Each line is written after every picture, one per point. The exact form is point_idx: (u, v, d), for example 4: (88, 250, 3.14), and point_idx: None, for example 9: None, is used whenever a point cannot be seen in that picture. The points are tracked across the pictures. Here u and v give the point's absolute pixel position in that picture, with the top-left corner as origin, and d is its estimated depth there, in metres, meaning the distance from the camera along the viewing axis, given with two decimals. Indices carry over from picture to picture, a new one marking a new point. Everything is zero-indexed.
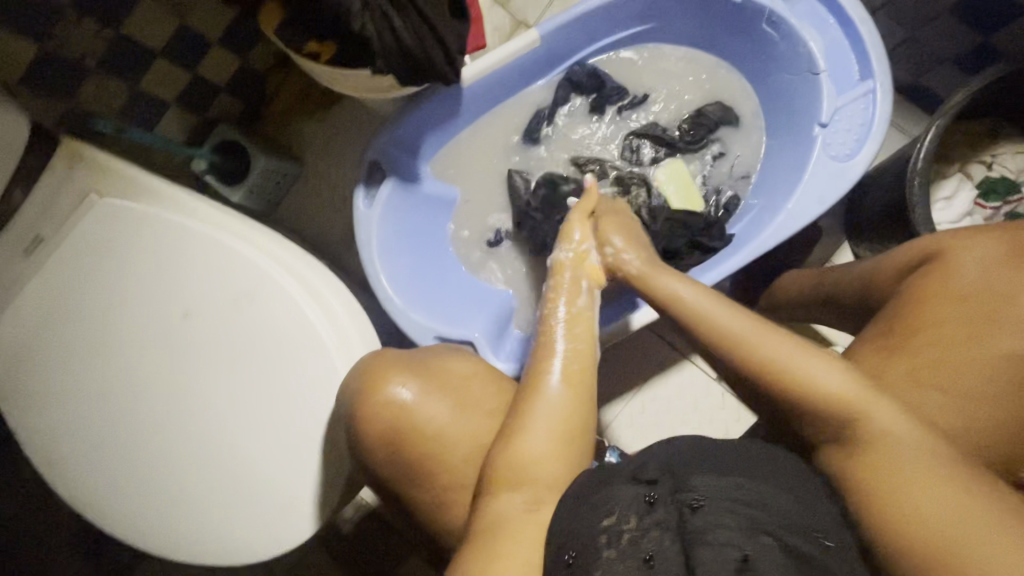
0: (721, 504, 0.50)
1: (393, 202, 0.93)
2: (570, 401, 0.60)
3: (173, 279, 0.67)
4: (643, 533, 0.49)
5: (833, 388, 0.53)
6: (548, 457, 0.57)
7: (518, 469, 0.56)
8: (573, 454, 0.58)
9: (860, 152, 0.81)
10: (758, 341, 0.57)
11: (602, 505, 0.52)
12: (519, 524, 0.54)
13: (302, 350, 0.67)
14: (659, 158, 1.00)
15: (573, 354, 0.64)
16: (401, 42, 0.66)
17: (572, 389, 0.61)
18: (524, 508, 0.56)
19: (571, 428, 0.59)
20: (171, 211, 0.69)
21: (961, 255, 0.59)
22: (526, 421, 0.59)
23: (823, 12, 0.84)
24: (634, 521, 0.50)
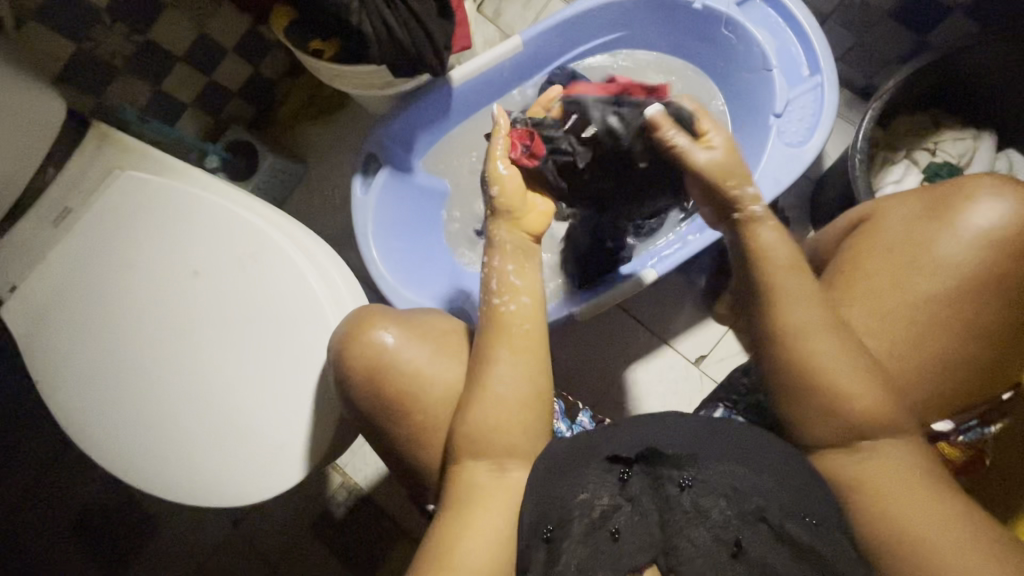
0: (711, 488, 0.54)
1: (386, 189, 1.01)
2: (523, 369, 0.62)
3: (185, 244, 0.75)
4: (617, 506, 0.56)
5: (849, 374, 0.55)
6: (506, 424, 0.60)
7: (484, 437, 0.60)
8: (529, 419, 0.61)
9: (811, 138, 0.89)
10: (804, 323, 0.57)
11: (578, 481, 0.57)
12: (488, 490, 0.59)
13: (298, 306, 0.74)
14: None
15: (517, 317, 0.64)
16: (393, 34, 0.75)
17: (522, 356, 0.63)
18: (490, 472, 0.60)
19: (524, 398, 0.61)
20: (187, 184, 0.77)
21: (886, 213, 0.65)
22: (481, 395, 0.61)
23: (774, 18, 0.94)
24: (607, 498, 0.56)
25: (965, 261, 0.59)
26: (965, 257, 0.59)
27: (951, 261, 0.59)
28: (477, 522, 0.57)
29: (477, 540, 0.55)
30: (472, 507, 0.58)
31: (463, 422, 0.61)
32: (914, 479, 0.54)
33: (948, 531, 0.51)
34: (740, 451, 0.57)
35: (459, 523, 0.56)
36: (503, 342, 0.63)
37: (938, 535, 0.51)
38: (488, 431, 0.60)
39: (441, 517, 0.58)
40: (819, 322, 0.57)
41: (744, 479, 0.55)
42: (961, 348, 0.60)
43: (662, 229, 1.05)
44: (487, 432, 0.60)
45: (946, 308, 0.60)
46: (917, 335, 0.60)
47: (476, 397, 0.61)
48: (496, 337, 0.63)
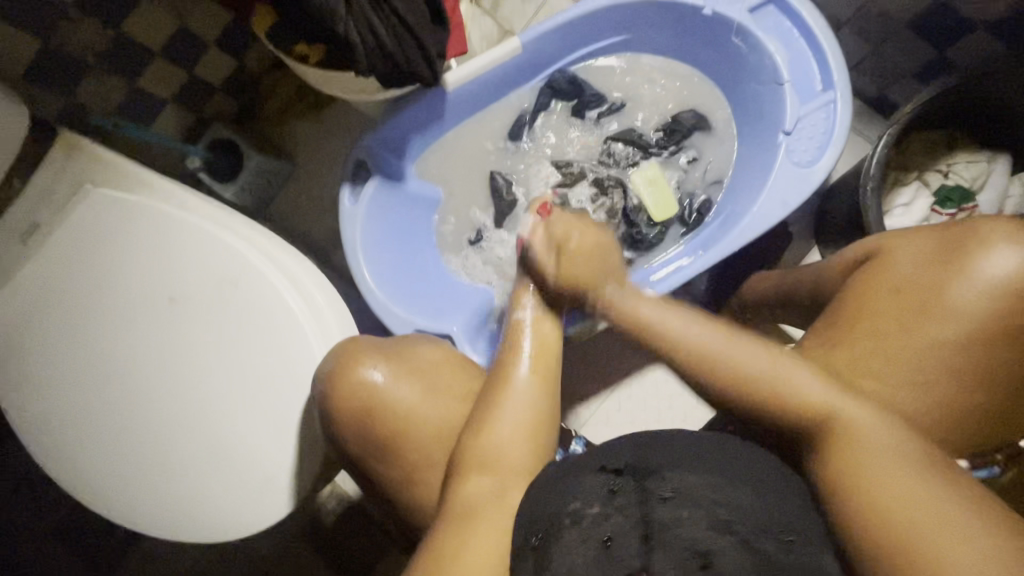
0: (693, 498, 0.50)
1: (377, 199, 0.97)
2: (532, 381, 0.65)
3: (162, 268, 0.71)
4: (608, 516, 0.51)
5: (872, 435, 0.51)
6: (515, 442, 0.61)
7: (486, 459, 0.60)
8: (535, 439, 0.63)
9: (822, 158, 0.85)
10: (719, 354, 0.59)
11: (569, 492, 0.54)
12: (486, 508, 0.58)
13: (282, 336, 0.70)
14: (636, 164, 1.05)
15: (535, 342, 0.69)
16: (382, 45, 0.70)
17: (538, 381, 0.66)
18: (490, 494, 0.59)
19: (533, 418, 0.63)
20: (162, 203, 0.72)
21: (897, 254, 0.62)
22: (493, 413, 0.63)
23: (788, 27, 0.88)
24: (596, 506, 0.52)
25: (980, 310, 0.56)
26: (981, 306, 0.56)
27: (964, 309, 0.56)
28: (473, 540, 0.55)
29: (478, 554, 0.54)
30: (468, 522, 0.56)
31: (471, 439, 0.62)
32: (951, 512, 0.44)
33: (965, 542, 0.42)
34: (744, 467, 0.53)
35: (454, 542, 0.54)
36: (523, 359, 0.67)
37: (962, 553, 0.42)
38: (493, 450, 0.61)
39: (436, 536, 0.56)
40: (741, 349, 0.59)
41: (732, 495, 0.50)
42: (977, 399, 0.57)
43: (663, 242, 1.03)
44: (491, 452, 0.61)
45: (961, 356, 0.56)
46: (927, 383, 0.57)
47: (491, 417, 0.63)
48: (515, 355, 0.68)
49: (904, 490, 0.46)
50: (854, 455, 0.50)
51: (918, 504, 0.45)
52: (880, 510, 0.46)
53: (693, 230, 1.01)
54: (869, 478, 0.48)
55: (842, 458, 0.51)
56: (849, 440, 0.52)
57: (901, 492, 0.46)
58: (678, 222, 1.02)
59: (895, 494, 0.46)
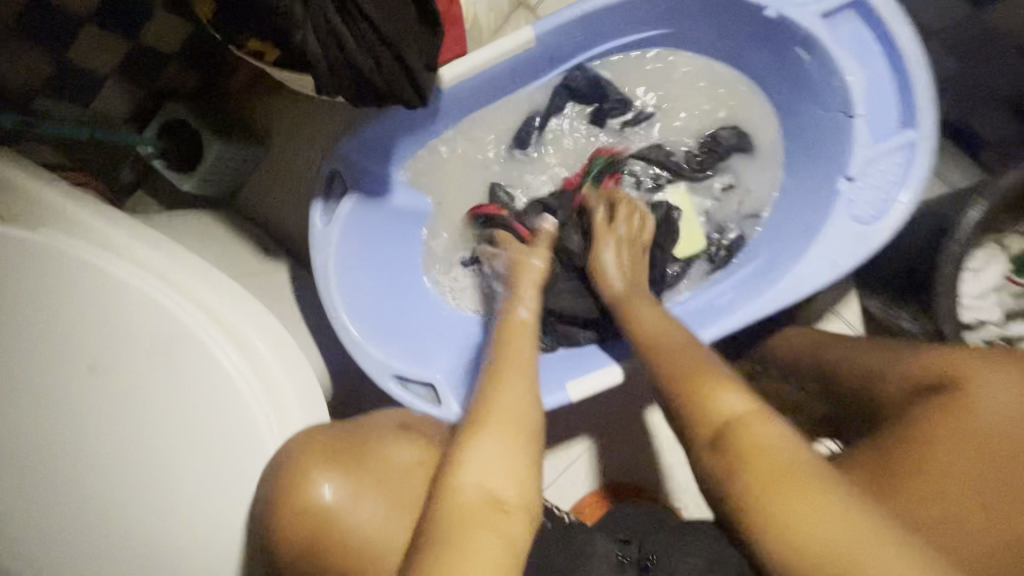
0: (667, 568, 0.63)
1: (354, 219, 0.82)
2: (523, 393, 0.61)
3: (78, 327, 0.57)
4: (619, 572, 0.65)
5: (785, 452, 0.52)
6: (500, 476, 0.55)
7: (463, 513, 0.52)
8: (526, 463, 0.57)
9: (888, 213, 0.70)
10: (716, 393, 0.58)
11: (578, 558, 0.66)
12: (484, 519, 0.52)
13: (224, 417, 0.59)
14: (661, 187, 0.90)
15: (509, 360, 0.65)
16: (351, 62, 0.54)
17: (522, 411, 0.59)
18: (483, 501, 0.54)
19: (511, 443, 0.57)
20: (84, 243, 0.59)
21: (983, 389, 0.58)
22: (466, 447, 0.56)
23: (870, 42, 0.71)
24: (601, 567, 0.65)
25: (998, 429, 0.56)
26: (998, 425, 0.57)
27: (986, 429, 0.57)
28: None
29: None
30: (458, 531, 0.51)
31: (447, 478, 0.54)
32: (840, 529, 0.48)
33: (858, 537, 0.48)
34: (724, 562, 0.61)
35: None
36: (497, 387, 0.61)
37: (871, 555, 0.47)
38: (471, 487, 0.54)
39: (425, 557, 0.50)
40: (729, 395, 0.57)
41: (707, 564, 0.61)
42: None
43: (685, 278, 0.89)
44: (469, 490, 0.54)
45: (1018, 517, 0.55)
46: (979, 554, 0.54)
47: (484, 425, 0.58)
48: (494, 382, 0.62)
49: (830, 527, 0.49)
50: (777, 469, 0.52)
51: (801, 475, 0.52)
52: (784, 482, 0.51)
53: (720, 269, 0.87)
54: (768, 478, 0.52)
55: (761, 462, 0.52)
56: (750, 445, 0.53)
57: (811, 519, 0.49)
58: (705, 259, 0.88)
59: (822, 531, 0.49)
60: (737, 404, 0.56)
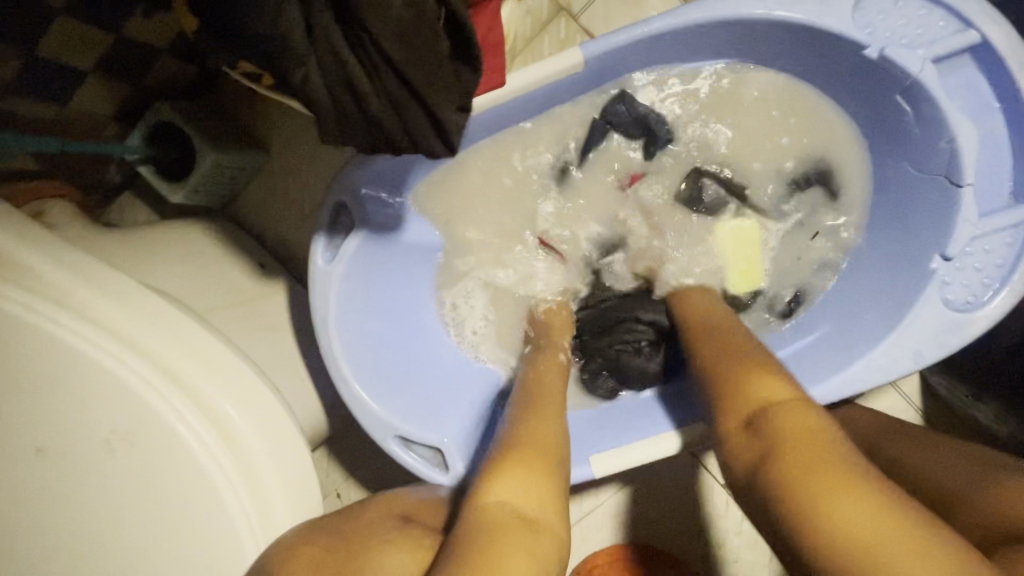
0: None
1: (363, 258, 0.72)
2: (552, 418, 0.62)
3: (22, 405, 0.48)
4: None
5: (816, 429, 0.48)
6: (530, 493, 0.52)
7: (488, 528, 0.48)
8: (552, 482, 0.54)
9: (988, 302, 0.59)
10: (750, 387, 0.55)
11: None
12: (512, 532, 0.48)
13: (196, 516, 0.50)
14: (722, 210, 0.79)
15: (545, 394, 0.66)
16: (363, 108, 0.43)
17: (548, 416, 0.62)
18: (516, 516, 0.49)
19: (542, 460, 0.55)
20: (37, 300, 0.49)
21: None
22: (499, 474, 0.53)
23: (987, 95, 0.59)
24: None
25: None
26: None
27: None
28: None
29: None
30: (486, 553, 0.45)
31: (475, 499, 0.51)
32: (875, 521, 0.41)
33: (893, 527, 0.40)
34: None
35: None
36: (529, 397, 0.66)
37: (889, 522, 0.41)
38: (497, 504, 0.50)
39: (448, 569, 0.45)
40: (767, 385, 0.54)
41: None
42: None
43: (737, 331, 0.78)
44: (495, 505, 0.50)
45: None
46: None
47: (523, 447, 0.57)
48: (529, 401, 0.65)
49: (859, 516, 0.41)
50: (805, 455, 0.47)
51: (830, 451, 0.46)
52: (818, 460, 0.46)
53: (779, 325, 0.76)
54: (796, 455, 0.47)
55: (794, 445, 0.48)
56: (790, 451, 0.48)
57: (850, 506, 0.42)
58: (764, 306, 0.78)
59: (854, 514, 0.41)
60: (779, 395, 0.53)
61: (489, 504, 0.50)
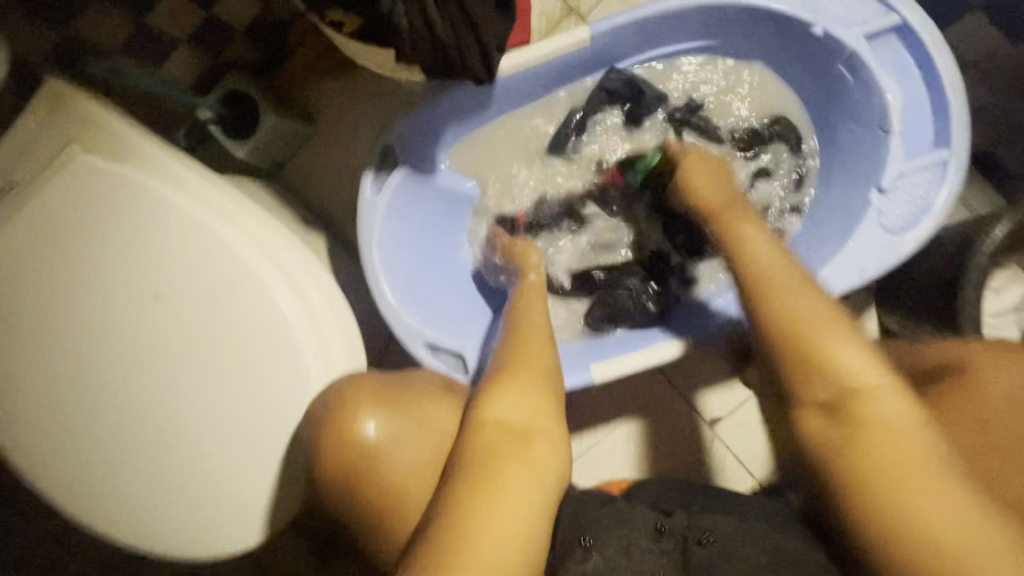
0: (733, 564, 0.57)
1: (404, 191, 0.86)
2: (544, 353, 0.68)
3: (153, 254, 0.62)
4: (650, 554, 0.60)
5: (891, 413, 0.51)
6: (524, 409, 0.60)
7: (487, 447, 0.56)
8: (546, 407, 0.61)
9: (916, 227, 0.73)
10: (835, 347, 0.54)
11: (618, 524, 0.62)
12: (509, 452, 0.56)
13: (278, 351, 0.63)
14: None
15: (531, 333, 0.71)
16: (434, 32, 0.58)
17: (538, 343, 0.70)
18: (513, 436, 0.58)
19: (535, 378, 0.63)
20: (162, 184, 0.63)
21: (989, 377, 0.60)
22: (497, 390, 0.62)
23: (909, 66, 0.75)
24: (643, 540, 0.61)
25: None
26: None
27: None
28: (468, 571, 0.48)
29: (508, 503, 0.52)
30: (494, 467, 0.54)
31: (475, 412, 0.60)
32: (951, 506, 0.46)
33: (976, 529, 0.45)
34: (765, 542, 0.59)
35: None
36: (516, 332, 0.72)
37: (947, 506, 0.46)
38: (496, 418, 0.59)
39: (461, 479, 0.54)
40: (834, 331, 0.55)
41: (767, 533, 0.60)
42: None
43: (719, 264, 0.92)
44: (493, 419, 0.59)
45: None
46: None
47: (514, 369, 0.64)
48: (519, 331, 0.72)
49: (937, 507, 0.46)
50: (884, 436, 0.50)
51: (908, 453, 0.49)
52: (892, 467, 0.49)
53: None
54: (875, 454, 0.50)
55: (875, 434, 0.50)
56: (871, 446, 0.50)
57: (928, 496, 0.47)
58: None
59: (938, 509, 0.46)
60: (856, 359, 0.53)
61: (485, 422, 0.58)
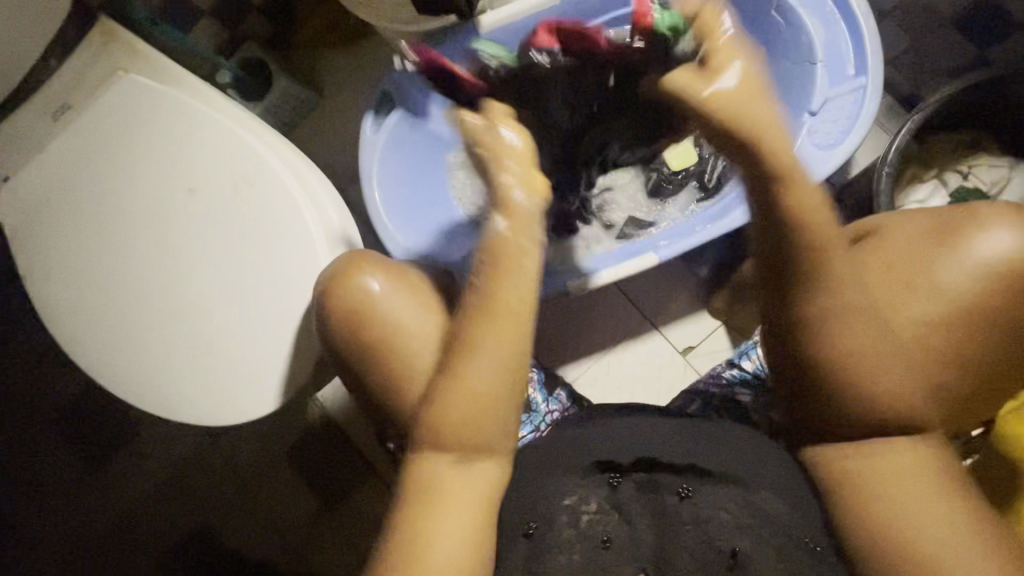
0: (713, 500, 0.59)
1: (399, 131, 0.98)
2: (517, 318, 0.51)
3: (186, 155, 0.73)
4: (603, 516, 0.59)
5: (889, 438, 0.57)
6: (490, 380, 0.51)
7: (456, 433, 0.52)
8: (502, 414, 0.52)
9: (843, 142, 0.84)
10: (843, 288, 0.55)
11: (564, 486, 0.60)
12: (451, 482, 0.52)
13: (289, 237, 0.72)
14: None
15: (503, 258, 0.52)
16: None
17: (514, 307, 0.51)
18: (450, 465, 0.52)
19: (512, 358, 0.52)
20: (195, 99, 0.74)
21: (894, 230, 0.62)
22: (464, 355, 0.52)
23: (827, 4, 0.87)
24: (593, 505, 0.59)
25: (965, 291, 0.57)
26: (967, 288, 0.57)
27: (952, 289, 0.57)
28: (433, 532, 0.51)
29: (456, 518, 0.51)
30: (439, 481, 0.52)
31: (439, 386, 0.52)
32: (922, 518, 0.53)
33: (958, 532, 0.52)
34: (741, 455, 0.61)
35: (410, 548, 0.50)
36: (501, 285, 0.52)
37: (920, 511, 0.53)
38: (463, 388, 0.51)
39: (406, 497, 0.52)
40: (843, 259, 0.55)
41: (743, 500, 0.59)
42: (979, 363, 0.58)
43: (680, 195, 1.04)
44: (461, 391, 0.51)
45: (937, 332, 0.57)
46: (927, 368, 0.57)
47: (473, 348, 0.51)
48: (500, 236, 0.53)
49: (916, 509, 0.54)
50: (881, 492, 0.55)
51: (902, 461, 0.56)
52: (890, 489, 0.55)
53: (710, 195, 1.01)
54: (882, 489, 0.55)
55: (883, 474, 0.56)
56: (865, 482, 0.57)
57: (912, 515, 0.53)
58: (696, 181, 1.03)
59: (911, 515, 0.53)
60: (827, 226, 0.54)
61: (454, 390, 0.51)
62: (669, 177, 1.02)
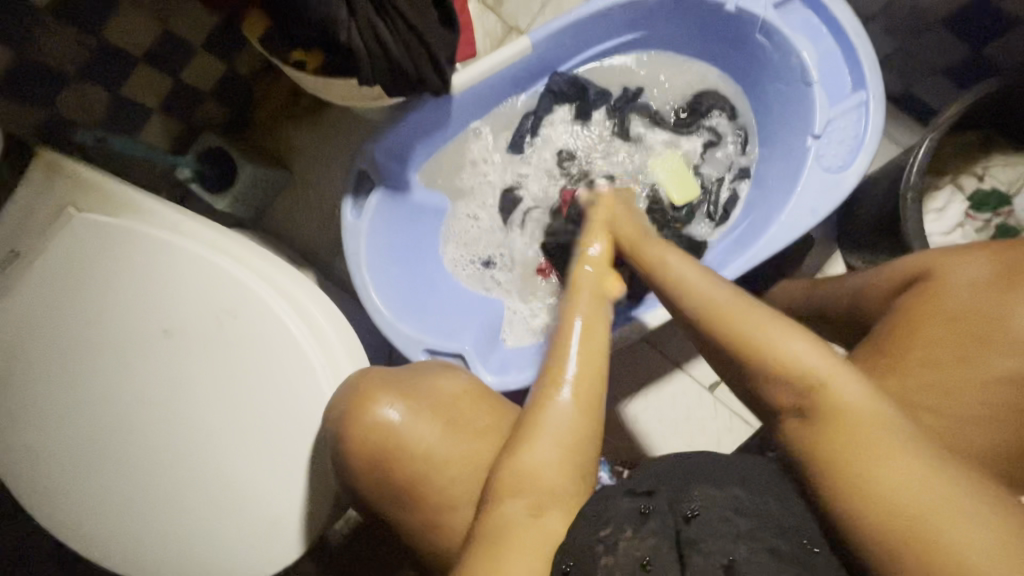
0: (719, 510, 0.50)
1: (383, 211, 0.90)
2: (580, 416, 0.58)
3: (161, 295, 0.66)
4: (641, 540, 0.50)
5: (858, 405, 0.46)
6: (553, 464, 0.56)
7: (524, 481, 0.55)
8: (579, 467, 0.57)
9: (853, 163, 0.80)
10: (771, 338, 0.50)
11: (600, 518, 0.53)
12: (524, 533, 0.54)
13: (285, 365, 0.65)
14: (652, 146, 1.00)
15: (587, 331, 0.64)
16: (388, 53, 0.67)
17: (583, 403, 0.58)
18: (527, 514, 0.55)
19: (575, 438, 0.57)
20: (158, 230, 0.67)
21: (952, 274, 0.58)
22: (528, 435, 0.57)
23: (816, 24, 0.83)
24: (631, 531, 0.51)
25: None
26: None
27: None
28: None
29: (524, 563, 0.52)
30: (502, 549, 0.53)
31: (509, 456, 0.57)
32: (933, 496, 0.41)
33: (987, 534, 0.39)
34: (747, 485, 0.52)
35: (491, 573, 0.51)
36: (564, 384, 0.59)
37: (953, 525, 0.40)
38: (531, 471, 0.56)
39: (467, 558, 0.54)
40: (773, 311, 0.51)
41: (772, 515, 0.48)
42: None
43: (690, 226, 0.97)
44: (528, 472, 0.56)
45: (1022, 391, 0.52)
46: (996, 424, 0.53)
47: (530, 433, 0.57)
48: (554, 382, 0.60)
49: (908, 484, 0.42)
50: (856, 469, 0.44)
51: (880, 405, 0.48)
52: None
53: (721, 226, 0.95)
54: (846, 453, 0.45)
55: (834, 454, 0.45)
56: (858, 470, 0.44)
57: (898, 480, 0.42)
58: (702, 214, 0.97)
59: (890, 474, 0.42)
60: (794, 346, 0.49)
61: (518, 468, 0.56)
62: (672, 214, 0.97)
